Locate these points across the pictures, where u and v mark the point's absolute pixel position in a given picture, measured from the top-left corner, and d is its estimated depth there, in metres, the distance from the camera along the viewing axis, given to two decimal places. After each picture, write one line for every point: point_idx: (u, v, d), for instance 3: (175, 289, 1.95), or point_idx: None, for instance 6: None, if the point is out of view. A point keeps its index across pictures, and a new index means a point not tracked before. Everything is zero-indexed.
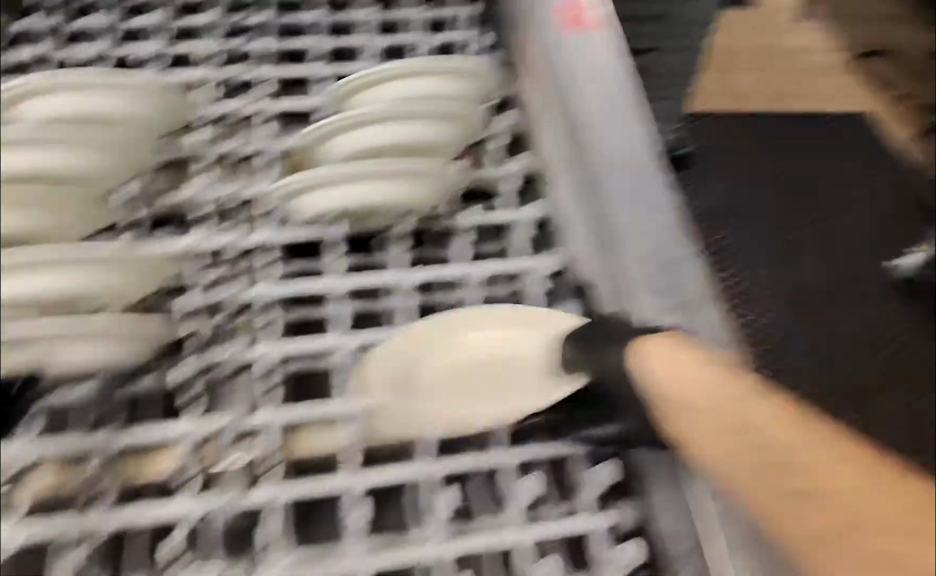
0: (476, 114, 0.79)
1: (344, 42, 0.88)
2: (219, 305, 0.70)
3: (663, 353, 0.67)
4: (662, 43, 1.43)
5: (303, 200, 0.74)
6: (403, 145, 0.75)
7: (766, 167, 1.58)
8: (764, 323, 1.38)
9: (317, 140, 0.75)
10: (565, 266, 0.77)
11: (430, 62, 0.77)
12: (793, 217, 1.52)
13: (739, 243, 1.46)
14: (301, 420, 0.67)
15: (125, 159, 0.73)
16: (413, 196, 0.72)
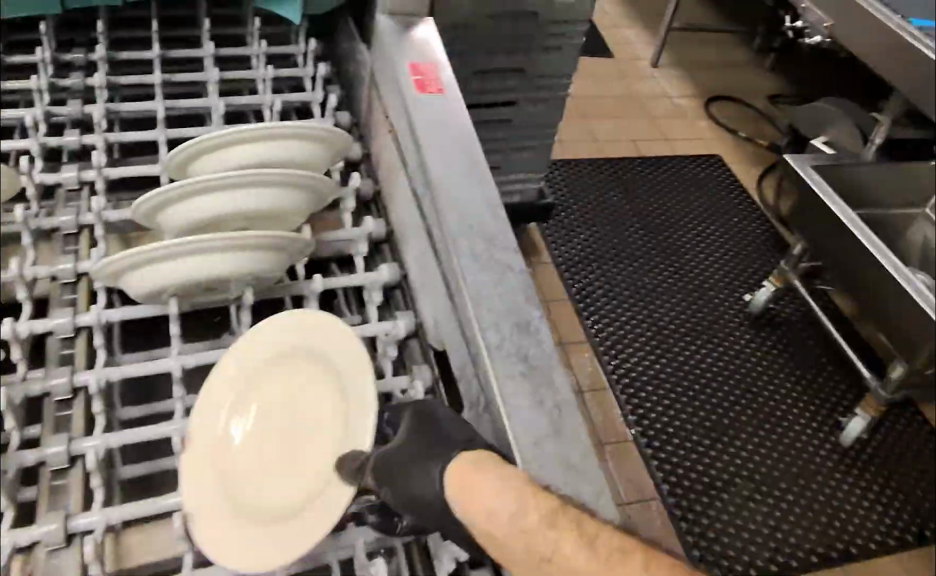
0: (330, 186, 0.76)
1: (185, 104, 0.86)
2: (50, 389, 0.63)
3: (468, 475, 0.54)
4: (521, 96, 1.47)
5: (133, 279, 0.66)
6: (248, 212, 0.71)
7: (618, 234, 1.80)
8: (631, 374, 1.47)
9: (150, 208, 0.69)
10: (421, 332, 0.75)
11: (278, 128, 0.73)
12: (652, 282, 1.67)
13: (605, 305, 1.60)
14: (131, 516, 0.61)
15: None
16: (264, 265, 0.69)
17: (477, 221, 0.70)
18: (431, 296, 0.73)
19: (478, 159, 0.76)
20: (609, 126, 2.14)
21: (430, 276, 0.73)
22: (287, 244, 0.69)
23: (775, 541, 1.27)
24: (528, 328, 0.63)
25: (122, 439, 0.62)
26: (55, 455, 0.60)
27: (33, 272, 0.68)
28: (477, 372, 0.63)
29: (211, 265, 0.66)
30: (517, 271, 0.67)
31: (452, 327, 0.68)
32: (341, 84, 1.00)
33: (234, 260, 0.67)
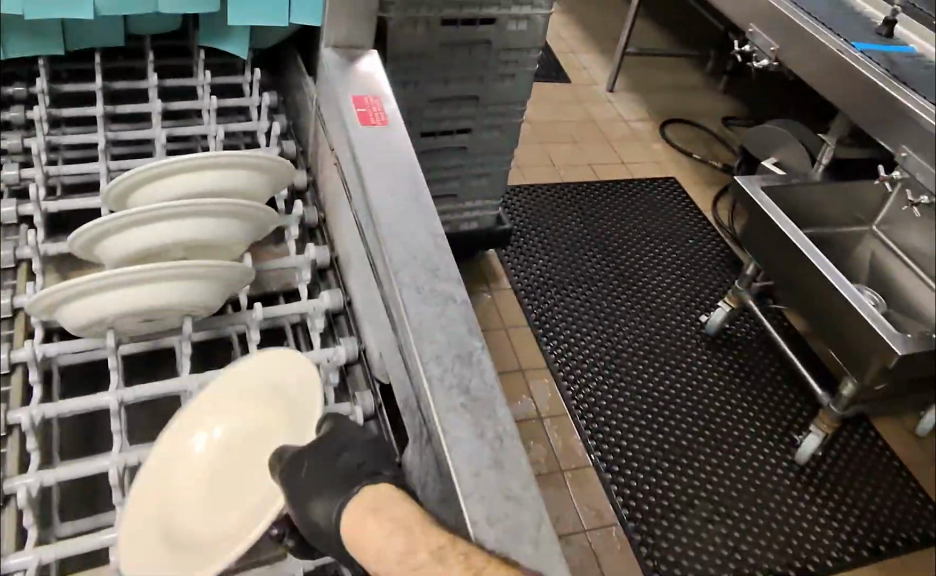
0: (272, 215, 0.76)
1: (128, 135, 0.86)
2: None
3: (366, 511, 0.53)
4: (475, 123, 1.48)
5: (72, 311, 0.65)
6: (189, 242, 0.70)
7: (579, 260, 1.81)
8: (591, 397, 1.48)
9: (85, 241, 0.68)
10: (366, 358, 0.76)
11: (219, 158, 0.73)
12: (611, 306, 1.69)
13: (563, 330, 1.60)
14: (66, 553, 0.59)
15: None
16: (206, 296, 0.69)
17: (419, 251, 0.70)
18: (375, 323, 0.73)
19: (421, 188, 0.76)
20: (568, 149, 2.17)
21: (373, 306, 0.73)
22: (230, 274, 0.69)
23: (733, 562, 1.27)
24: (470, 358, 0.63)
25: (57, 474, 0.62)
26: None
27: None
28: (419, 404, 0.63)
29: (153, 295, 0.65)
30: (459, 302, 0.67)
31: (396, 359, 0.68)
32: (289, 116, 1.00)
33: (177, 289, 0.66)
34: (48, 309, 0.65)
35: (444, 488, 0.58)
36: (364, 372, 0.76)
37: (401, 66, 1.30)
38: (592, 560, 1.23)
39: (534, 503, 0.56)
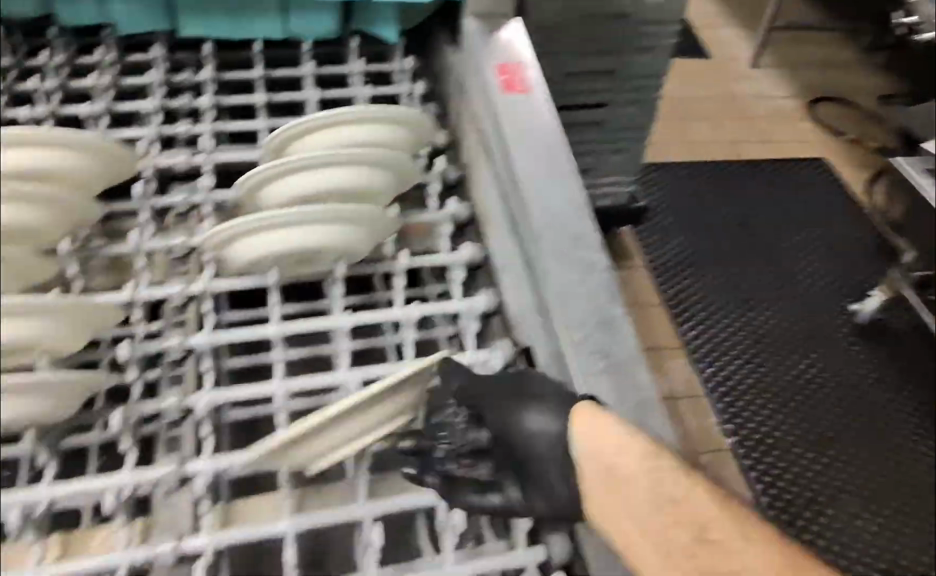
0: (413, 165, 0.77)
1: (283, 97, 0.88)
2: (166, 349, 0.65)
3: (593, 423, 0.57)
4: (613, 95, 1.45)
5: (231, 253, 0.69)
6: (337, 191, 0.72)
7: (719, 236, 1.76)
8: (729, 377, 1.45)
9: (248, 188, 0.72)
10: (503, 310, 0.73)
11: (366, 112, 0.76)
12: (753, 286, 1.64)
13: (702, 307, 1.57)
14: (231, 464, 0.58)
15: (73, 214, 0.66)
16: (353, 238, 0.70)
17: (559, 215, 0.69)
18: (511, 277, 0.73)
19: (561, 153, 0.75)
20: (702, 125, 2.08)
21: (513, 267, 0.73)
22: (372, 217, 0.71)
23: (860, 562, 1.26)
24: (610, 323, 0.63)
25: (229, 395, 0.62)
26: (170, 409, 0.61)
27: (150, 245, 0.70)
28: (560, 368, 0.63)
29: (303, 239, 0.68)
30: (602, 267, 0.66)
31: (535, 321, 0.68)
32: (429, 82, 1.01)
33: (324, 233, 0.68)
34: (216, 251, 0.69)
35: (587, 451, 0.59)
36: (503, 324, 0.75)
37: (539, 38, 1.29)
38: None
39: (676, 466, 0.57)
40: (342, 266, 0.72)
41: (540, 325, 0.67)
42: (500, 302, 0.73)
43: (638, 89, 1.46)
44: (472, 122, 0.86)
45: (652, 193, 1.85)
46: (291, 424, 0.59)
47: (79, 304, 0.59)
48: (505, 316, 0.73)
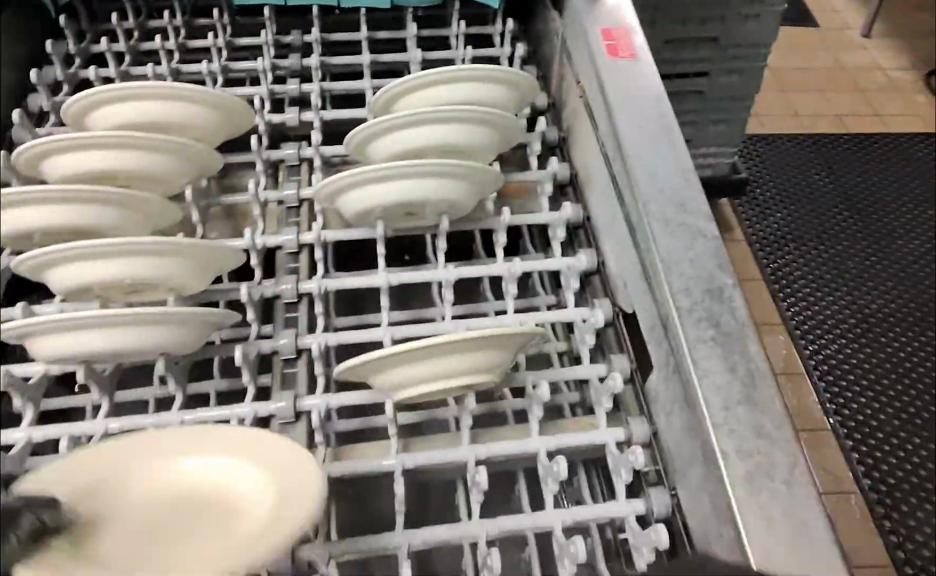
0: (516, 124, 0.77)
1: (386, 58, 0.93)
2: (280, 291, 0.72)
3: None
4: (713, 65, 1.41)
5: (342, 201, 0.72)
6: (442, 147, 0.74)
7: (824, 212, 1.75)
8: (824, 355, 1.49)
9: (359, 141, 0.75)
10: (604, 270, 0.77)
11: (469, 70, 0.75)
12: (858, 265, 1.64)
13: (802, 286, 1.60)
14: (345, 400, 0.66)
15: (190, 164, 0.74)
16: (456, 194, 0.72)
17: (665, 175, 0.68)
18: (616, 237, 0.74)
19: (667, 112, 0.74)
20: (807, 99, 2.03)
21: (618, 226, 0.73)
22: (477, 172, 0.71)
23: None
24: (719, 294, 0.61)
25: (339, 336, 0.68)
26: (286, 346, 0.68)
27: (265, 196, 0.79)
28: (664, 327, 0.62)
29: (408, 193, 0.69)
30: (710, 237, 0.65)
31: (639, 284, 0.68)
32: (528, 44, 1.01)
33: (426, 186, 0.69)
34: (328, 200, 0.73)
35: (693, 421, 0.58)
36: (602, 283, 0.77)
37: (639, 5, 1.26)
38: None
39: (785, 443, 0.54)
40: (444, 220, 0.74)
41: (645, 284, 0.67)
42: (600, 262, 0.77)
43: (741, 59, 1.41)
44: (575, 86, 0.86)
45: (754, 167, 1.85)
46: (389, 372, 0.61)
47: (209, 249, 0.65)
48: (606, 276, 0.76)
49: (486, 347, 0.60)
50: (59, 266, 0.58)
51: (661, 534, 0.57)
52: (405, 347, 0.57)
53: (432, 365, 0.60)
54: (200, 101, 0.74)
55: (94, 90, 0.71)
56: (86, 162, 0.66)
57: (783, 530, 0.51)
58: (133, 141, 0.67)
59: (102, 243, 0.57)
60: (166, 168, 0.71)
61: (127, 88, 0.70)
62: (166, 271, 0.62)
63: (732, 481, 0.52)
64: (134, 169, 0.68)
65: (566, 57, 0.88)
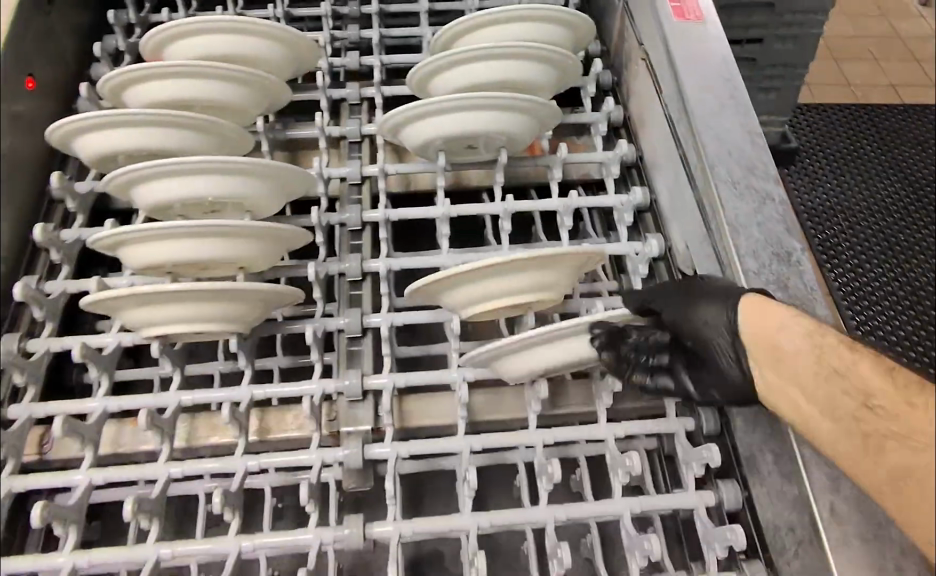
0: (576, 60, 0.77)
1: (443, 5, 0.95)
2: (346, 219, 0.76)
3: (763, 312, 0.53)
4: (767, 32, 1.41)
5: (405, 133, 0.73)
6: (501, 82, 0.74)
7: (874, 181, 1.75)
8: (869, 323, 1.51)
9: (420, 76, 0.76)
10: (656, 206, 0.78)
11: (529, 8, 0.75)
12: (907, 235, 1.65)
13: (847, 256, 1.62)
14: (406, 318, 0.69)
15: (262, 93, 0.79)
16: (517, 128, 0.72)
17: (727, 126, 0.69)
18: (673, 185, 0.75)
19: (732, 68, 0.74)
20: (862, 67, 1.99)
21: (678, 181, 0.74)
22: (536, 108, 0.72)
23: None
24: (788, 258, 0.61)
25: (400, 262, 0.71)
26: (352, 269, 0.72)
27: (329, 130, 0.82)
28: (723, 271, 0.64)
29: (466, 126, 0.70)
30: (777, 201, 0.64)
31: (695, 234, 0.70)
32: None
33: (485, 119, 0.70)
34: (390, 132, 0.75)
35: None
36: (654, 219, 0.78)
37: None
38: None
39: None
40: (503, 152, 0.75)
41: (704, 238, 0.68)
42: (654, 199, 0.78)
43: (797, 25, 1.41)
44: (636, 47, 0.85)
45: (804, 138, 1.86)
46: (453, 293, 0.63)
47: (281, 173, 0.69)
48: (657, 213, 0.78)
49: (542, 271, 0.60)
50: (142, 182, 0.66)
51: (713, 451, 0.57)
52: (461, 272, 0.59)
53: (489, 289, 0.61)
54: (269, 33, 0.79)
55: (168, 25, 0.77)
56: (168, 89, 0.73)
57: (849, 492, 0.52)
58: (204, 73, 0.72)
59: (169, 163, 0.63)
60: (241, 98, 0.77)
61: (199, 22, 0.76)
62: (236, 189, 0.67)
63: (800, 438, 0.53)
64: (206, 100, 0.74)
65: (628, 20, 0.87)
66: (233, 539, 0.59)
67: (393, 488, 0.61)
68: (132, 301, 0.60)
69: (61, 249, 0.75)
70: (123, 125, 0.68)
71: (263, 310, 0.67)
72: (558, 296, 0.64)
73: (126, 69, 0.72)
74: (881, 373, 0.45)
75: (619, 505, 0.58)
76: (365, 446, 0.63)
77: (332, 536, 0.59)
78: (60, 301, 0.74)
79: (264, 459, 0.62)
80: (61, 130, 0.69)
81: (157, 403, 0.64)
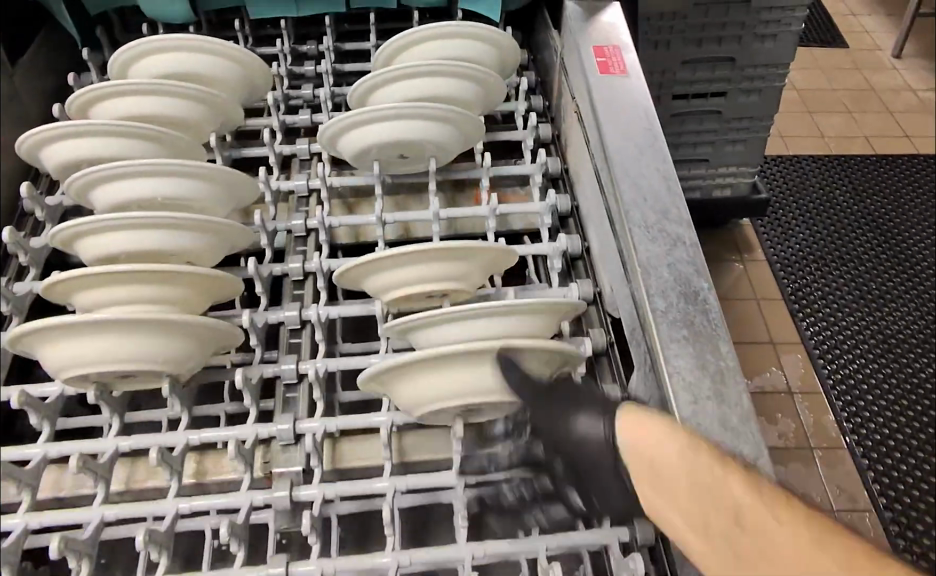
0: (500, 81, 0.84)
1: None
2: (293, 227, 0.83)
3: (640, 438, 0.53)
4: (731, 85, 1.45)
5: (341, 144, 0.80)
6: (430, 97, 0.81)
7: (848, 230, 1.77)
8: (841, 373, 1.51)
9: (361, 93, 0.83)
10: (578, 212, 0.86)
11: (461, 27, 0.83)
12: (879, 282, 1.65)
13: (820, 306, 1.64)
14: (342, 312, 0.74)
15: (221, 110, 0.84)
16: (445, 135, 0.78)
17: (634, 150, 0.73)
18: (598, 222, 0.80)
19: (648, 105, 0.78)
20: None
21: (597, 213, 0.78)
22: (461, 118, 0.78)
23: None
24: (695, 297, 0.63)
25: (338, 262, 0.78)
26: (294, 269, 0.79)
27: (280, 148, 0.91)
28: (629, 281, 0.67)
29: (399, 135, 0.76)
30: (688, 242, 0.67)
31: (615, 262, 0.73)
32: (529, 33, 1.09)
33: (413, 128, 0.75)
34: (329, 142, 0.81)
35: (661, 403, 0.60)
36: (576, 224, 0.86)
37: (648, 25, 1.29)
38: None
39: (753, 437, 0.56)
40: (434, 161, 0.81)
41: (618, 258, 0.72)
42: (575, 206, 0.86)
43: (761, 78, 1.45)
44: (571, 100, 0.89)
45: (778, 189, 1.88)
46: (379, 278, 0.69)
47: (231, 175, 0.74)
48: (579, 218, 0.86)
49: (460, 256, 0.66)
50: (99, 184, 0.70)
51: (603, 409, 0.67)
52: (381, 253, 0.65)
53: (417, 269, 0.67)
54: (231, 53, 0.85)
55: (141, 41, 0.82)
56: (129, 104, 0.78)
57: None
58: (167, 89, 0.78)
59: (119, 166, 0.68)
60: (199, 114, 0.82)
61: (164, 39, 0.82)
62: (186, 194, 0.71)
63: None
64: (167, 114, 0.79)
65: (564, 75, 0.92)
66: (172, 501, 0.64)
67: (316, 456, 0.66)
68: (80, 286, 0.63)
69: (29, 252, 0.78)
70: (88, 135, 0.73)
71: (208, 305, 0.71)
72: (472, 281, 0.70)
73: (93, 85, 0.77)
74: (745, 487, 0.46)
75: (525, 469, 0.65)
76: (294, 421, 0.68)
77: (263, 497, 0.64)
78: (27, 301, 0.77)
79: (198, 435, 0.67)
80: (30, 140, 0.73)
81: (95, 450, 0.66)
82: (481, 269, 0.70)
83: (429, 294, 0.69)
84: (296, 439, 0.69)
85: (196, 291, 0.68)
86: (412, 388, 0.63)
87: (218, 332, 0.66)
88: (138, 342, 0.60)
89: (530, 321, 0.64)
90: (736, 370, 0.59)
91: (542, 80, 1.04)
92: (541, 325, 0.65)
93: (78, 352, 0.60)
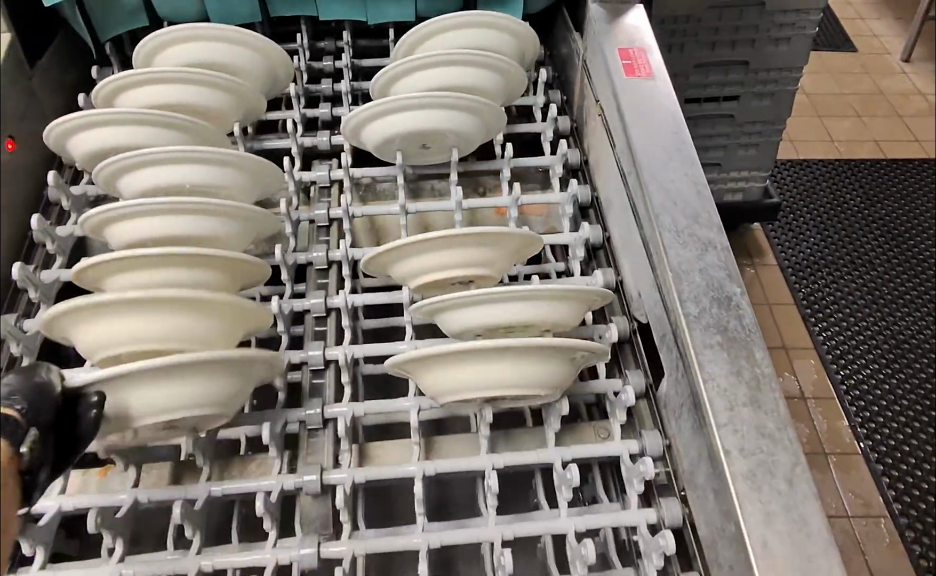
0: (521, 71, 0.84)
1: None
2: (316, 217, 0.82)
3: None
4: (744, 89, 1.44)
5: (363, 135, 0.79)
6: (451, 87, 0.80)
7: (858, 232, 1.76)
8: (854, 378, 1.51)
9: (382, 83, 0.83)
10: (598, 204, 0.86)
11: (480, 17, 0.83)
12: (890, 286, 1.65)
13: (831, 310, 1.63)
14: (366, 301, 0.74)
15: (245, 99, 0.84)
16: (468, 124, 0.77)
17: (658, 149, 0.73)
18: (621, 217, 0.79)
19: (671, 102, 0.78)
20: (842, 121, 2.03)
21: (622, 208, 0.78)
22: (483, 107, 0.77)
23: None
24: (729, 303, 0.62)
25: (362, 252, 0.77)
26: (319, 259, 0.78)
27: (301, 139, 0.90)
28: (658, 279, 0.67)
29: (422, 126, 0.75)
30: (718, 247, 0.66)
31: (640, 256, 0.73)
32: (547, 30, 1.09)
33: (435, 118, 0.75)
34: (352, 134, 0.80)
35: (695, 406, 0.60)
36: (596, 215, 0.86)
37: (664, 28, 1.29)
38: (858, 556, 1.26)
39: (790, 443, 0.55)
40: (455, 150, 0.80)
41: (644, 253, 0.72)
42: (596, 197, 0.86)
43: (775, 83, 1.44)
44: (593, 102, 0.89)
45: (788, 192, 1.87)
46: (403, 264, 0.68)
47: (256, 162, 0.73)
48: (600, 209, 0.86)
49: (485, 243, 0.66)
50: (127, 171, 0.70)
51: (630, 393, 0.67)
52: (407, 240, 0.64)
53: (442, 254, 0.66)
54: (253, 41, 0.84)
55: (164, 31, 0.82)
56: (154, 93, 0.78)
57: (782, 526, 0.52)
58: (191, 78, 0.77)
59: (146, 153, 0.67)
60: (223, 104, 0.82)
61: (187, 29, 0.81)
62: (212, 182, 0.71)
63: (733, 472, 0.53)
64: (192, 103, 0.79)
65: (585, 77, 0.92)
66: (202, 485, 0.64)
67: (345, 443, 0.66)
68: (110, 273, 0.62)
69: (56, 240, 0.78)
70: (115, 123, 0.72)
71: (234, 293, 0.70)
72: (497, 267, 0.69)
73: (118, 74, 0.76)
74: None
75: (552, 453, 0.65)
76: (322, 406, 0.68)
77: (293, 481, 0.64)
78: (54, 289, 0.76)
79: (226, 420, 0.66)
80: (56, 129, 0.73)
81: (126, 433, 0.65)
82: (506, 256, 0.69)
83: (454, 280, 0.68)
84: (324, 424, 0.69)
85: (223, 278, 0.67)
86: (440, 377, 0.62)
87: (244, 320, 0.65)
88: (164, 330, 0.59)
89: (556, 307, 0.63)
90: (768, 369, 0.58)
91: (560, 77, 1.04)
92: (569, 312, 0.65)
93: (107, 339, 0.59)
